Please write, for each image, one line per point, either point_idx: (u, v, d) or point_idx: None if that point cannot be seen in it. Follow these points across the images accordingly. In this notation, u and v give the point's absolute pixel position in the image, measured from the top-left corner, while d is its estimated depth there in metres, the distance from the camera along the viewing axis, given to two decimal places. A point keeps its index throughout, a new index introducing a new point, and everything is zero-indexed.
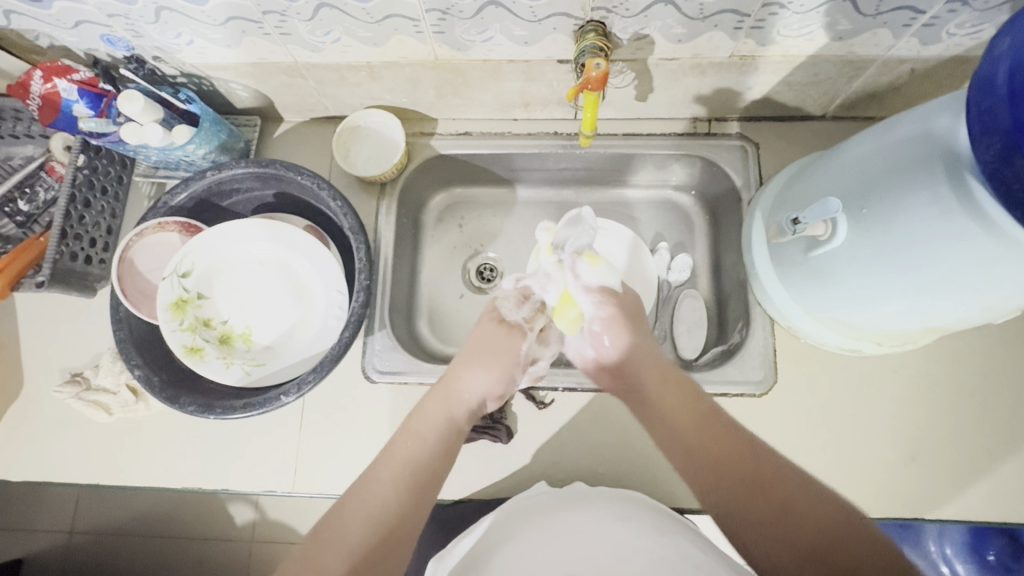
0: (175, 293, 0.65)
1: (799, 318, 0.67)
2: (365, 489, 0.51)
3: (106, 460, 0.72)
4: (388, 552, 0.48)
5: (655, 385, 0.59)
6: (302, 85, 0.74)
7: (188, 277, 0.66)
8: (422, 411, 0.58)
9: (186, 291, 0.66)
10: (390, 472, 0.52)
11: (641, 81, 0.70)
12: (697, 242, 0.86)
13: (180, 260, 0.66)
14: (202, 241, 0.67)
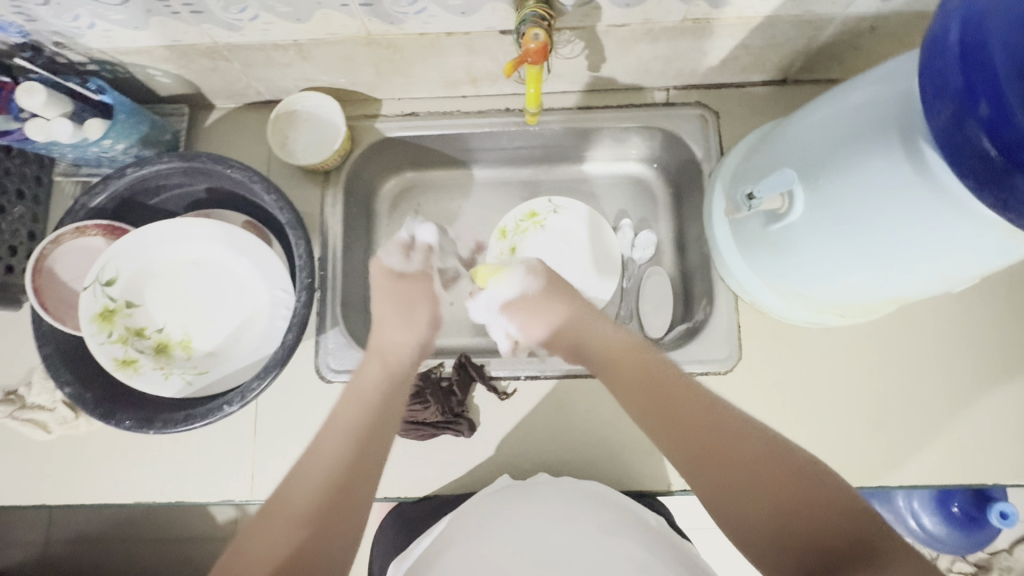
0: (100, 303, 0.61)
1: (761, 292, 0.65)
2: (302, 468, 0.50)
3: (49, 481, 0.68)
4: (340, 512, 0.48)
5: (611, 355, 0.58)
6: (228, 68, 0.68)
7: (113, 286, 0.62)
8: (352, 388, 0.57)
9: (111, 300, 0.62)
10: (331, 440, 0.52)
11: (592, 50, 0.66)
12: (661, 218, 0.84)
13: (102, 268, 0.61)
14: (123, 245, 0.62)
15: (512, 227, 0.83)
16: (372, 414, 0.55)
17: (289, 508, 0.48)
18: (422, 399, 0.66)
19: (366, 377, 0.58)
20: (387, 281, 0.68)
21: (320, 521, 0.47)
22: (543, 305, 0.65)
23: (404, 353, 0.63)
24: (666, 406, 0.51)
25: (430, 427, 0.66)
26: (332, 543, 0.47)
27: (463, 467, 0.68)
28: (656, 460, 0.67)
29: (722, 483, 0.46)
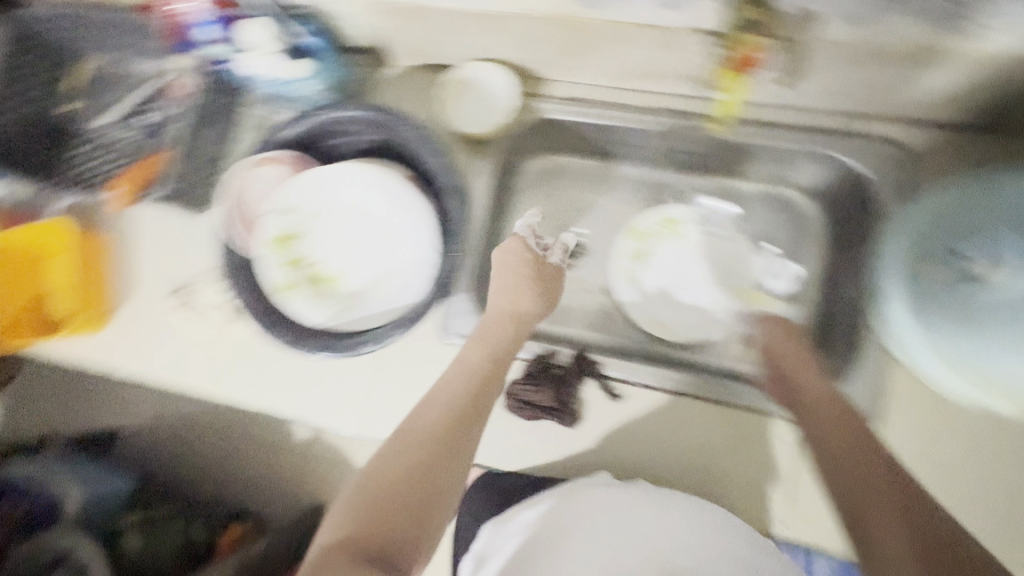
0: (277, 229, 0.68)
1: (926, 361, 0.57)
2: (424, 416, 0.54)
3: (201, 370, 0.78)
4: (444, 469, 0.51)
5: (816, 399, 0.55)
6: (417, 29, 0.71)
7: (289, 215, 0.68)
8: (479, 339, 0.63)
9: (286, 228, 0.68)
10: (451, 393, 0.57)
11: (789, 64, 0.62)
12: (807, 251, 0.79)
13: (285, 197, 0.68)
14: (305, 180, 0.68)
15: (645, 228, 0.81)
16: (486, 383, 0.59)
17: (405, 445, 0.52)
18: (535, 381, 0.69)
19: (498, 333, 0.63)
20: (519, 261, 0.69)
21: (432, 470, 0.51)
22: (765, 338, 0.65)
23: (528, 323, 0.66)
24: (852, 446, 0.49)
25: (537, 409, 0.68)
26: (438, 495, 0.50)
27: (559, 453, 0.69)
28: (755, 496, 0.66)
29: (889, 533, 0.42)
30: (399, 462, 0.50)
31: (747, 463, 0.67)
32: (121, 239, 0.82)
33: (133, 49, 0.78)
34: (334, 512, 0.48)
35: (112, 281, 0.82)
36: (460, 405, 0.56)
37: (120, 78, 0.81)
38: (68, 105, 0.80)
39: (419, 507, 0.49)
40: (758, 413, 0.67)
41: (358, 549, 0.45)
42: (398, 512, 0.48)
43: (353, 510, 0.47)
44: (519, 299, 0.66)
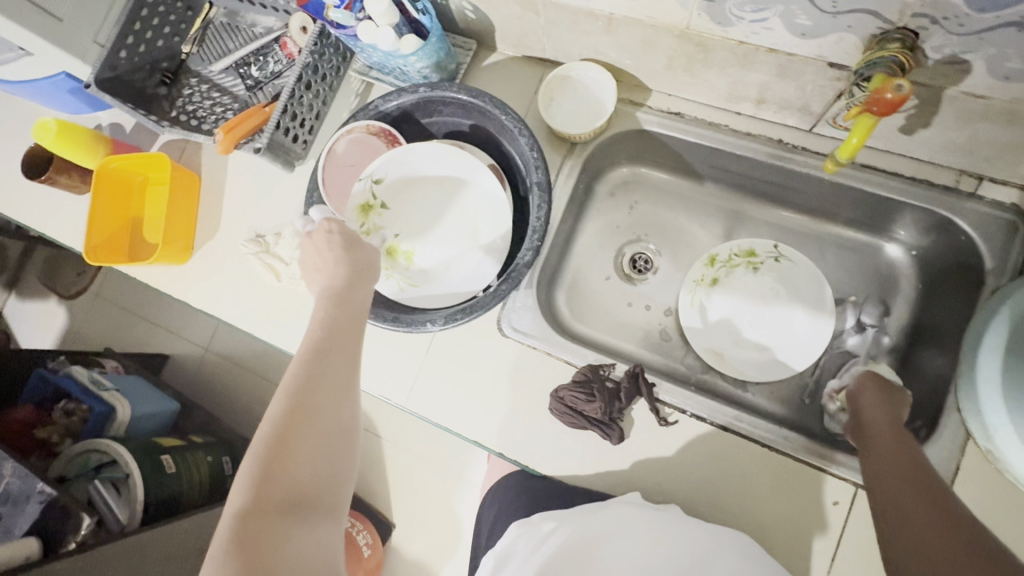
0: (365, 196, 0.69)
1: (1009, 447, 0.55)
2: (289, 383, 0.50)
3: (264, 317, 0.81)
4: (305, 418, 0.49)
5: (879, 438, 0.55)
6: (531, 21, 0.70)
7: (378, 185, 0.69)
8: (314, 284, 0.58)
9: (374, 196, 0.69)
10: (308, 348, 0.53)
11: (920, 111, 0.58)
12: (893, 309, 0.74)
13: (377, 166, 0.68)
14: (403, 154, 0.69)
15: (725, 257, 0.79)
16: (343, 341, 0.54)
17: (274, 407, 0.49)
18: (589, 391, 0.67)
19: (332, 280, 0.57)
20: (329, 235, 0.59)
21: (308, 431, 0.48)
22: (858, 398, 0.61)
23: (366, 277, 0.59)
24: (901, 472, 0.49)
25: (583, 420, 0.66)
26: (325, 456, 0.49)
27: (597, 466, 0.67)
28: (798, 555, 0.62)
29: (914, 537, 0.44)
30: (266, 430, 0.47)
31: (796, 520, 0.63)
32: (216, 181, 0.87)
33: (258, 4, 0.87)
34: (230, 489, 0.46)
35: (202, 219, 0.86)
36: (317, 367, 0.51)
37: (243, 29, 0.89)
38: (198, 52, 0.89)
39: (305, 470, 0.47)
40: (814, 466, 0.64)
41: (251, 531, 0.43)
42: (282, 482, 0.46)
43: (239, 488, 0.45)
44: (336, 265, 0.58)
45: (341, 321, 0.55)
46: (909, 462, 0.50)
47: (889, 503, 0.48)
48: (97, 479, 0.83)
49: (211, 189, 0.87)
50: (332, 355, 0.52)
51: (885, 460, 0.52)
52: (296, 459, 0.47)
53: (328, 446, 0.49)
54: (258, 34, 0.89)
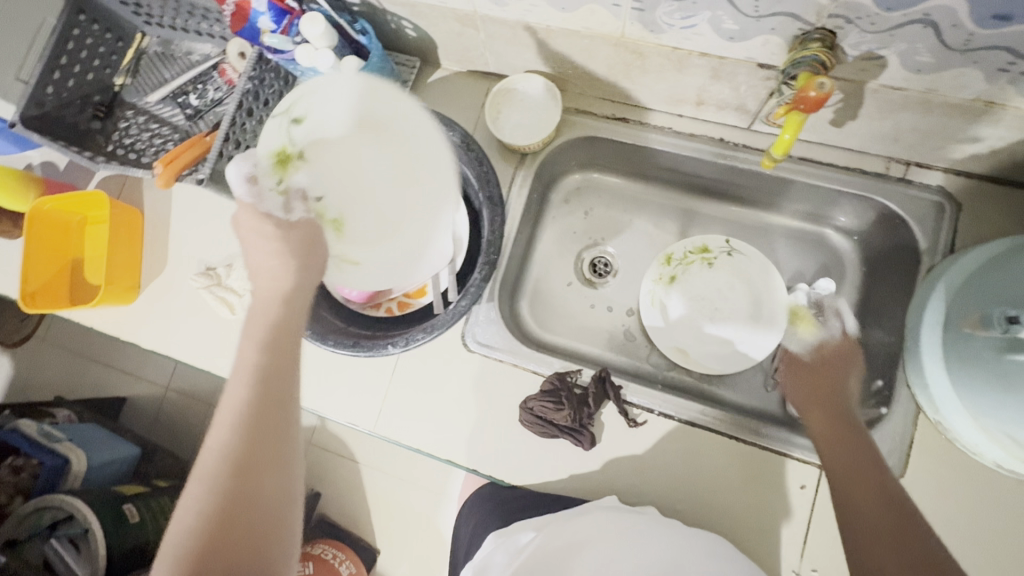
0: (281, 141, 0.54)
1: (951, 417, 0.58)
2: (217, 432, 0.47)
3: (220, 352, 0.78)
4: (244, 476, 0.46)
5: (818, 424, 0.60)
6: (472, 36, 0.71)
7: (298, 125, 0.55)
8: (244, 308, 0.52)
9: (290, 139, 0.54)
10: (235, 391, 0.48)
11: (847, 105, 0.61)
12: (842, 293, 0.78)
13: (300, 103, 0.56)
14: (325, 87, 0.57)
15: (680, 256, 0.80)
16: (280, 372, 0.50)
17: (208, 464, 0.46)
18: (557, 399, 0.67)
19: (264, 309, 0.52)
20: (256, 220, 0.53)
21: (240, 484, 0.45)
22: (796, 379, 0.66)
23: (300, 298, 0.53)
24: (853, 464, 0.54)
25: (554, 428, 0.67)
26: (262, 504, 0.46)
27: (572, 474, 0.67)
28: (772, 541, 0.63)
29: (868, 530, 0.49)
30: (205, 490, 0.45)
31: (767, 506, 0.64)
32: (159, 216, 0.84)
33: (193, 32, 0.85)
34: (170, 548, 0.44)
35: (147, 256, 0.83)
36: (245, 418, 0.47)
37: (179, 58, 0.87)
38: (132, 84, 0.86)
39: (246, 530, 0.45)
40: (778, 452, 0.65)
41: None
42: (219, 544, 0.44)
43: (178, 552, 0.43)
44: (272, 280, 0.52)
45: (274, 357, 0.50)
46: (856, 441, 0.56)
47: (841, 478, 0.54)
48: (52, 537, 0.78)
49: (155, 224, 0.84)
50: (268, 397, 0.48)
51: (834, 438, 0.57)
52: (227, 518, 0.44)
53: (273, 488, 0.47)
54: (196, 62, 0.86)
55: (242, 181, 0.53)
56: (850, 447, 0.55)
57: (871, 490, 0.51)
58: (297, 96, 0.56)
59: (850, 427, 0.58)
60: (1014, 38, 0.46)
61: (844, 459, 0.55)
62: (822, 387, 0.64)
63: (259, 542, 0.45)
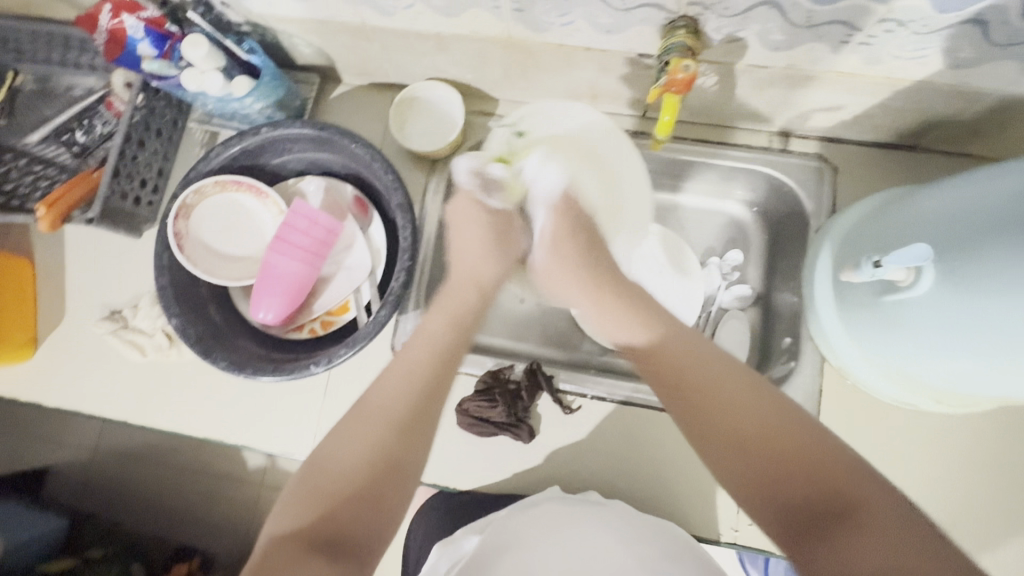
0: (501, 147, 0.62)
1: (853, 361, 0.64)
2: (387, 387, 0.51)
3: (135, 399, 0.74)
4: (410, 427, 0.49)
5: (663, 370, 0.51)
6: (367, 48, 0.71)
7: (520, 139, 0.61)
8: (446, 302, 0.59)
9: (510, 148, 0.61)
10: (418, 352, 0.54)
11: (724, 86, 0.66)
12: (751, 262, 0.81)
13: (526, 119, 0.62)
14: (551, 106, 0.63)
15: None
16: (450, 348, 0.55)
17: (386, 403, 0.50)
18: (491, 397, 0.68)
19: (463, 302, 0.59)
20: (466, 217, 0.63)
21: (405, 434, 0.49)
22: (575, 290, 0.59)
23: (499, 282, 0.63)
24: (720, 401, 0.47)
25: (492, 425, 0.67)
26: (411, 461, 0.49)
27: (516, 471, 0.69)
28: (708, 504, 0.66)
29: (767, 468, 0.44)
30: (370, 431, 0.49)
31: (699, 471, 0.67)
32: (52, 263, 0.78)
33: (71, 65, 0.80)
34: (309, 484, 0.48)
35: (41, 307, 0.77)
36: (422, 378, 0.52)
37: (59, 94, 0.81)
38: (10, 125, 0.80)
39: (404, 474, 0.48)
40: None
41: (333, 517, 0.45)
42: (374, 478, 0.47)
43: (346, 468, 0.48)
44: (486, 267, 0.62)
45: (454, 337, 0.56)
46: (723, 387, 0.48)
47: (706, 429, 0.47)
48: None
49: (48, 271, 0.78)
50: (443, 369, 0.53)
51: (680, 385, 0.49)
52: (393, 461, 0.48)
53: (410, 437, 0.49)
54: (78, 96, 0.81)
55: (468, 173, 0.63)
56: (708, 385, 0.48)
57: (759, 421, 0.45)
58: (524, 114, 0.63)
59: (697, 354, 0.50)
60: (846, 13, 0.51)
61: (703, 408, 0.47)
62: (600, 262, 0.58)
63: (410, 486, 0.49)
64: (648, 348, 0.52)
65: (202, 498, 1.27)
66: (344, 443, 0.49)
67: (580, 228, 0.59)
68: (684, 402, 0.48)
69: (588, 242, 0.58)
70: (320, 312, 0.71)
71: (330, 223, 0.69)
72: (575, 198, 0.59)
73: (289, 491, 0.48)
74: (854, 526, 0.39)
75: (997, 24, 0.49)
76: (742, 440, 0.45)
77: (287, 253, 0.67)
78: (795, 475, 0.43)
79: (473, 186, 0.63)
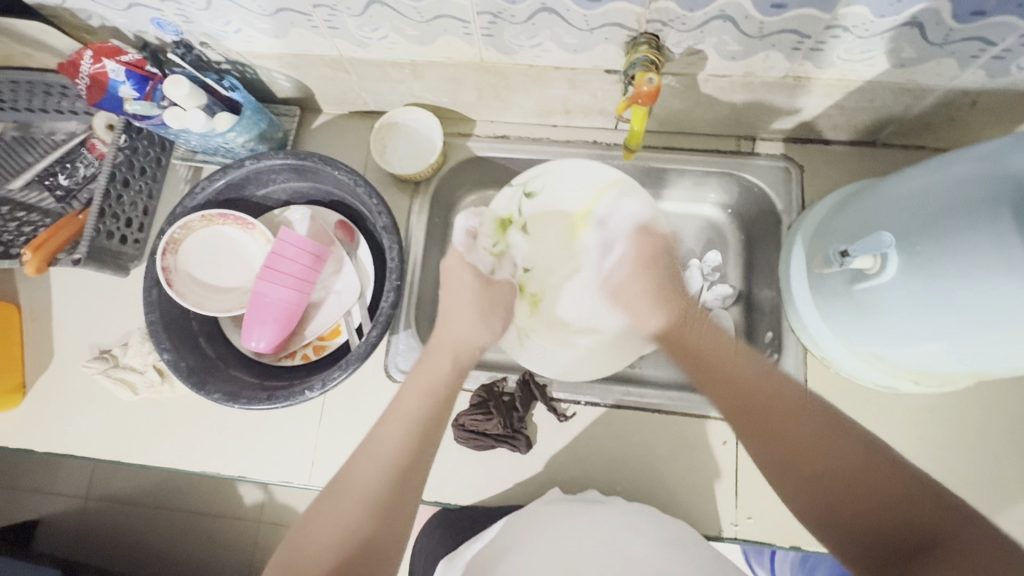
0: (507, 210, 0.73)
1: (835, 350, 0.66)
2: (364, 462, 0.51)
3: (128, 437, 0.73)
4: (390, 507, 0.49)
5: (709, 347, 0.60)
6: (344, 79, 0.73)
7: (529, 199, 0.73)
8: (418, 372, 0.58)
9: (518, 209, 0.73)
10: (394, 427, 0.53)
11: (689, 95, 0.69)
12: (729, 259, 0.83)
13: (535, 180, 0.73)
14: (556, 170, 0.73)
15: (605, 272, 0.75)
16: (428, 423, 0.54)
17: (363, 479, 0.50)
18: (486, 409, 0.69)
19: (434, 371, 0.58)
20: (461, 285, 0.66)
21: (383, 513, 0.48)
22: (636, 275, 0.67)
23: (473, 352, 0.63)
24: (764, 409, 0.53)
25: (489, 438, 0.68)
26: (388, 542, 0.48)
27: (515, 481, 0.69)
28: (706, 500, 0.68)
29: (836, 487, 0.48)
30: (346, 516, 0.48)
31: (696, 468, 0.69)
32: (40, 306, 0.78)
33: (52, 111, 0.81)
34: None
35: (29, 352, 0.77)
36: (398, 454, 0.51)
37: (41, 140, 0.82)
38: None
39: (379, 552, 0.47)
40: (699, 416, 0.70)
41: None
42: (349, 565, 0.46)
43: (322, 547, 0.47)
44: (470, 327, 0.64)
45: (435, 409, 0.55)
46: (766, 396, 0.54)
47: (756, 427, 0.53)
48: None
49: (35, 315, 0.78)
50: (420, 440, 0.52)
51: (743, 405, 0.55)
52: (371, 538, 0.47)
53: (386, 518, 0.48)
54: (60, 141, 0.82)
55: (466, 231, 0.69)
56: (751, 388, 0.55)
57: (818, 445, 0.50)
58: (535, 174, 0.73)
59: (765, 379, 0.56)
60: (795, 22, 0.54)
61: (743, 404, 0.55)
62: (672, 302, 0.66)
63: (391, 557, 0.48)
64: (667, 333, 0.64)
65: (201, 540, 1.25)
66: (310, 526, 0.48)
67: (653, 261, 0.68)
68: (730, 395, 0.56)
69: (665, 279, 0.67)
70: (311, 337, 0.72)
71: (317, 248, 0.70)
72: (653, 236, 0.69)
73: (271, 565, 0.48)
74: (940, 558, 0.42)
75: (932, 25, 0.53)
76: (801, 465, 0.50)
77: (280, 283, 0.67)
78: (843, 488, 0.48)
79: (462, 246, 0.69)
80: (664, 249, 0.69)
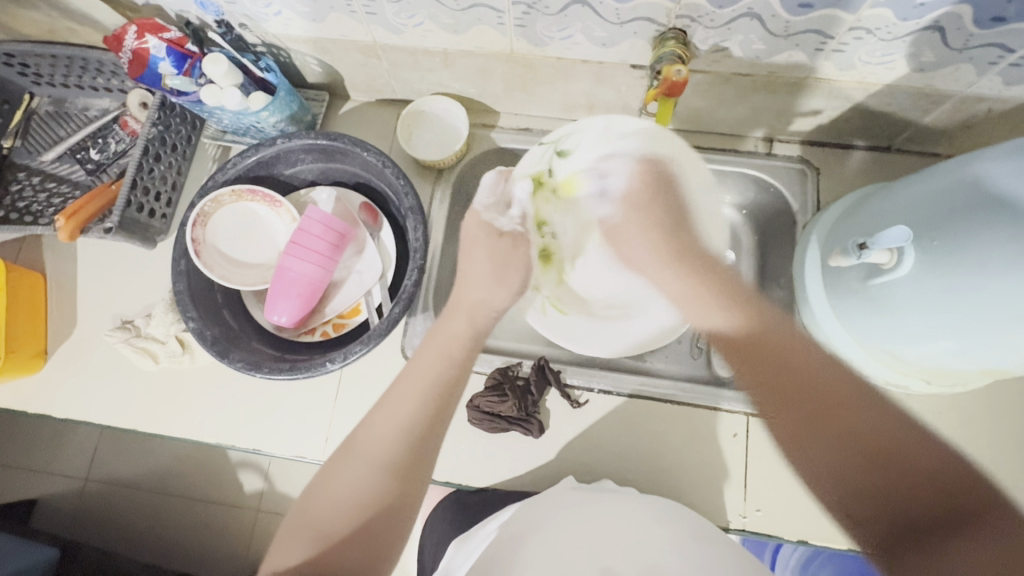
0: (540, 167, 0.66)
1: (848, 347, 0.67)
2: (376, 423, 0.51)
3: (145, 407, 0.74)
4: (413, 464, 0.51)
5: (750, 366, 0.51)
6: (376, 66, 0.76)
7: (562, 158, 0.65)
8: (431, 337, 0.55)
9: (548, 168, 0.65)
10: (409, 393, 0.52)
11: (711, 93, 0.71)
12: (742, 259, 0.84)
13: (569, 137, 0.65)
14: (594, 124, 0.64)
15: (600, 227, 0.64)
16: (441, 388, 0.53)
17: (383, 436, 0.51)
18: (501, 392, 0.70)
19: (449, 334, 0.55)
20: (484, 234, 0.58)
21: (402, 472, 0.50)
22: (637, 219, 0.60)
23: (492, 315, 0.57)
24: (825, 416, 0.47)
25: (504, 420, 0.69)
26: (411, 491, 0.51)
27: (527, 465, 0.70)
28: (715, 490, 0.68)
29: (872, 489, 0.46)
30: (358, 476, 0.50)
31: (706, 458, 0.69)
32: (65, 276, 0.80)
33: (88, 88, 0.83)
34: (295, 525, 0.50)
35: (52, 320, 0.78)
36: (419, 416, 0.51)
37: (75, 116, 0.84)
38: (24, 146, 0.83)
39: (398, 508, 0.50)
40: (712, 408, 0.70)
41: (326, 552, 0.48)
42: (366, 514, 0.49)
43: (339, 500, 0.49)
44: (484, 282, 0.56)
45: (452, 375, 0.53)
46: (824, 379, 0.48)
47: (803, 429, 0.48)
48: None
49: (59, 283, 0.80)
50: (439, 400, 0.52)
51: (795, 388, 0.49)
52: (389, 493, 0.50)
53: (402, 472, 0.50)
54: (93, 117, 0.85)
55: (490, 188, 0.61)
56: (798, 380, 0.49)
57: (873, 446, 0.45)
58: (569, 131, 0.65)
59: (831, 365, 0.49)
60: (819, 22, 0.56)
61: (808, 411, 0.48)
62: (681, 247, 0.57)
63: (408, 510, 0.51)
64: (734, 338, 0.52)
65: (201, 526, 1.25)
66: (323, 476, 0.51)
67: (660, 193, 0.60)
68: (767, 378, 0.50)
69: (684, 247, 0.57)
70: (331, 314, 0.73)
71: (342, 227, 0.71)
72: (646, 171, 0.61)
73: (291, 509, 0.51)
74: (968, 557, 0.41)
75: (953, 30, 0.55)
76: (846, 446, 0.46)
77: (302, 258, 0.68)
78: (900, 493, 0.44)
79: (510, 230, 0.59)
80: (663, 166, 0.61)
